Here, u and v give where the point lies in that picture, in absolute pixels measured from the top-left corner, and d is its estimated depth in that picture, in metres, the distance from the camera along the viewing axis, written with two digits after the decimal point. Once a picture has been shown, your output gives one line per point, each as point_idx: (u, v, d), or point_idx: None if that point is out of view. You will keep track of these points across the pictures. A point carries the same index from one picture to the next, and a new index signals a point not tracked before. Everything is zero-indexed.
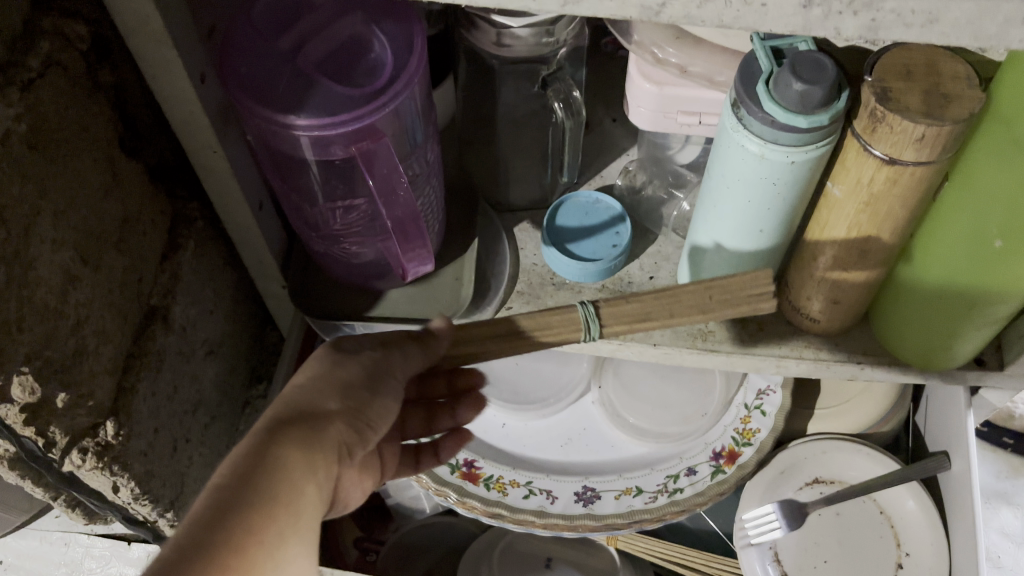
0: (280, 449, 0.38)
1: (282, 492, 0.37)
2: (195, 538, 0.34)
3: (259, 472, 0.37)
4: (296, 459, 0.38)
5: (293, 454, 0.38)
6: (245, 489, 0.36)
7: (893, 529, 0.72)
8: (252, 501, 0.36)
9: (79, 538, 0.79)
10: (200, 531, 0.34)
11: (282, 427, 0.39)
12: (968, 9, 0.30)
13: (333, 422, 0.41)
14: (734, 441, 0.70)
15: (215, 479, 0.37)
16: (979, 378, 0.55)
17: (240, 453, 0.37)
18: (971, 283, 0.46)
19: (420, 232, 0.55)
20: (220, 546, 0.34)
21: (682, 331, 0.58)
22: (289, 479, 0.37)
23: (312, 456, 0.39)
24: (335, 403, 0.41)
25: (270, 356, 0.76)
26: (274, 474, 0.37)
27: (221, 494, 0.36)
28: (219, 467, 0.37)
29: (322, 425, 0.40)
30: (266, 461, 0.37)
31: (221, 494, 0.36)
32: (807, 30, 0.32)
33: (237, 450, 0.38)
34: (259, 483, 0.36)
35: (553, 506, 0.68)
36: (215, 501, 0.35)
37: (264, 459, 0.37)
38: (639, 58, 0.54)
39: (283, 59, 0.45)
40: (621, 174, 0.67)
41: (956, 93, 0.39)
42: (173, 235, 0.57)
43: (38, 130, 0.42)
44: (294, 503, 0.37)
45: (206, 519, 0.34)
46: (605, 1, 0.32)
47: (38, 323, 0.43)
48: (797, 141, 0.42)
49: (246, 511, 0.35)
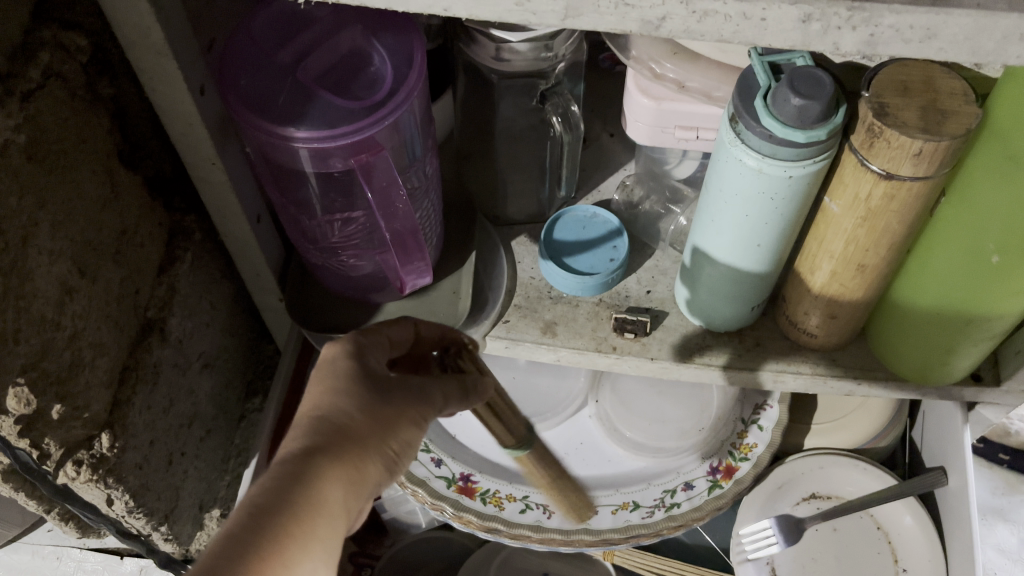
0: (321, 476, 0.38)
1: (320, 521, 0.37)
2: (227, 561, 0.34)
3: (298, 499, 0.37)
4: (336, 488, 0.38)
5: (335, 483, 0.38)
6: (282, 519, 0.36)
7: (890, 544, 0.72)
8: (290, 526, 0.36)
9: (70, 553, 0.78)
10: (231, 547, 0.35)
11: (321, 451, 0.39)
12: (965, 24, 0.31)
13: (369, 451, 0.41)
14: (731, 456, 0.69)
15: (252, 500, 0.36)
16: (976, 394, 0.55)
17: (281, 479, 0.37)
18: (967, 298, 0.46)
19: (419, 244, 0.54)
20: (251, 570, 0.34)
21: (680, 345, 0.58)
22: (327, 508, 0.38)
23: (350, 485, 0.39)
24: (369, 430, 0.41)
25: (266, 369, 0.75)
26: (313, 502, 0.37)
27: (257, 514, 0.36)
28: (256, 487, 0.37)
29: (362, 462, 0.40)
30: (306, 487, 0.37)
31: (257, 518, 0.36)
32: (807, 45, 0.33)
33: (279, 473, 0.37)
34: (295, 510, 0.37)
35: (550, 520, 0.67)
36: (248, 521, 0.35)
37: (304, 485, 0.37)
38: (637, 73, 0.54)
39: (283, 72, 0.45)
40: (619, 188, 0.67)
41: (953, 109, 0.39)
42: (170, 248, 0.57)
43: (38, 141, 0.42)
44: (329, 533, 0.38)
45: (239, 539, 0.35)
46: (606, 15, 0.33)
47: (34, 335, 0.43)
48: (794, 156, 0.42)
49: (281, 542, 0.36)
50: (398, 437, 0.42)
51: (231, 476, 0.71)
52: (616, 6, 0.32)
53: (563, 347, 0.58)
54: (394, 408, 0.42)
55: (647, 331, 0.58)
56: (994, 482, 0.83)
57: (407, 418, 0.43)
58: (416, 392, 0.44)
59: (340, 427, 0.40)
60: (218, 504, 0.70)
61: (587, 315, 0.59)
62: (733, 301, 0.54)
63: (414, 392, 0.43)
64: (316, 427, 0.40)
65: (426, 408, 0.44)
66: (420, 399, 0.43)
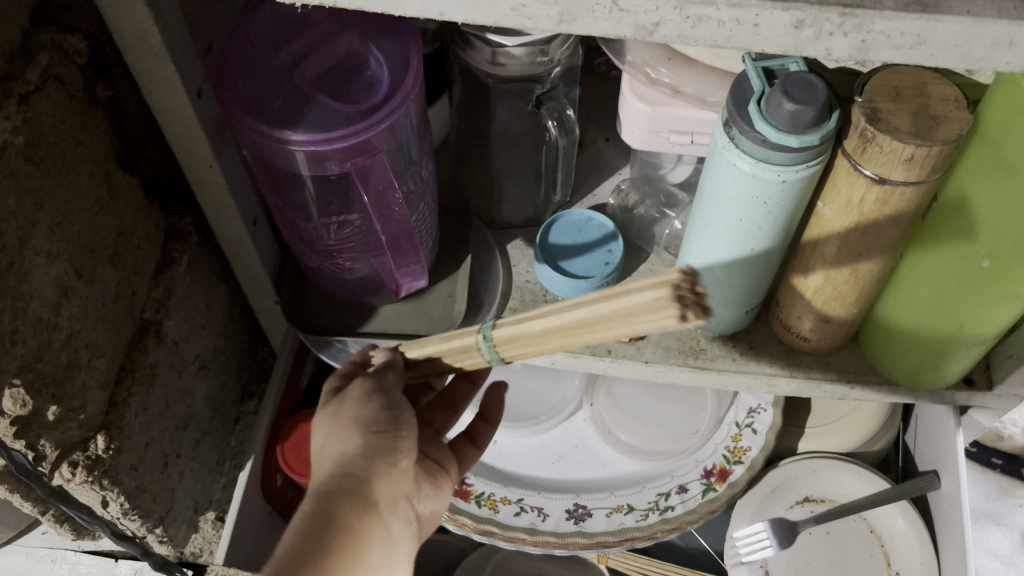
0: (337, 507, 0.41)
1: (347, 544, 0.40)
2: None
3: (314, 532, 0.40)
4: (355, 512, 0.41)
5: (353, 508, 0.41)
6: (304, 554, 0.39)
7: (884, 548, 0.72)
8: (323, 557, 0.39)
9: (65, 555, 0.77)
10: None
11: (334, 485, 0.42)
12: (955, 31, 0.31)
13: (380, 470, 0.43)
14: (725, 459, 0.70)
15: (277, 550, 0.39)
16: (968, 398, 0.56)
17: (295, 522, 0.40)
18: (959, 303, 0.47)
19: (415, 246, 0.55)
20: None
21: (675, 348, 0.58)
22: (350, 532, 0.41)
23: (365, 505, 0.42)
24: (371, 447, 0.43)
25: (261, 372, 0.75)
26: (335, 530, 0.40)
27: (289, 557, 0.39)
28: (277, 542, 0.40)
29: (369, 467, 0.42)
30: (326, 521, 0.40)
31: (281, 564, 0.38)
32: (799, 49, 0.33)
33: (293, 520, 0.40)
34: (320, 545, 0.39)
35: (544, 523, 0.68)
36: (282, 567, 0.38)
37: (322, 526, 0.40)
38: (632, 78, 0.54)
39: (281, 76, 0.45)
40: (614, 192, 0.67)
41: (944, 115, 0.40)
42: (166, 250, 0.57)
43: (36, 143, 0.42)
44: (360, 556, 0.41)
45: None
46: (601, 20, 0.33)
47: (32, 335, 0.43)
48: (787, 161, 0.43)
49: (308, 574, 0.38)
50: (394, 440, 0.44)
51: (226, 479, 0.71)
52: (610, 11, 0.32)
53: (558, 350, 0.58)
54: (374, 413, 0.44)
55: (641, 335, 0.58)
56: (987, 487, 0.84)
57: (389, 420, 0.45)
58: (367, 383, 0.46)
59: (343, 454, 0.43)
60: (213, 507, 0.70)
61: None
62: (729, 305, 0.55)
63: (365, 384, 0.46)
64: (330, 467, 0.43)
65: (385, 389, 0.46)
66: (374, 388, 0.46)
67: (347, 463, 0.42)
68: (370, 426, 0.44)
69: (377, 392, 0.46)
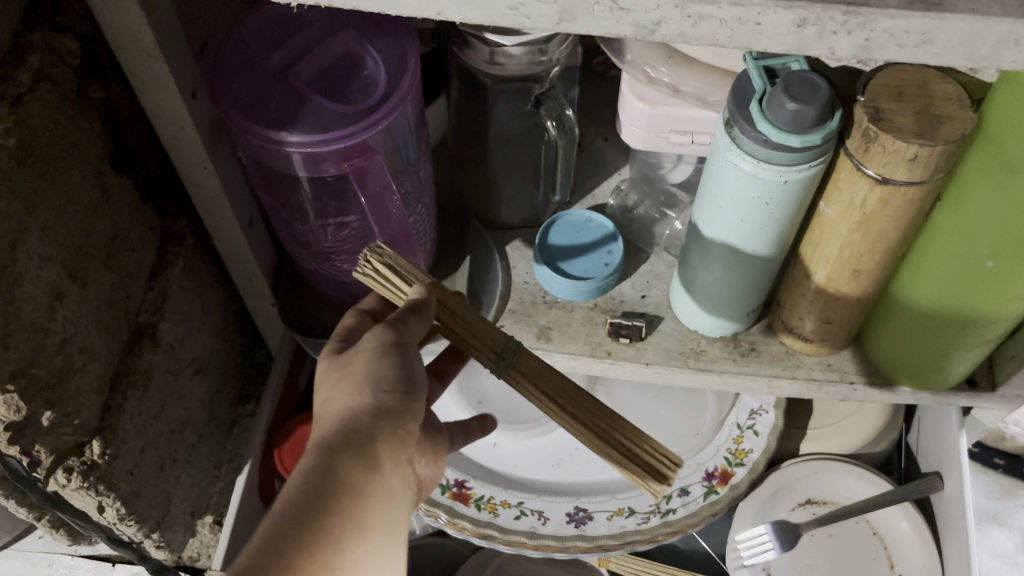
0: (339, 465, 0.38)
1: (349, 506, 0.37)
2: (254, 567, 0.34)
3: (316, 493, 0.37)
4: (359, 472, 0.38)
5: (355, 468, 0.38)
6: (306, 514, 0.36)
7: (887, 550, 0.71)
8: (325, 515, 0.36)
9: (61, 560, 0.77)
10: (262, 559, 0.34)
11: (335, 440, 0.38)
12: (960, 29, 0.31)
13: (386, 430, 0.39)
14: (727, 462, 0.69)
15: (274, 507, 0.36)
16: (971, 400, 0.55)
17: (295, 481, 0.37)
18: (962, 302, 0.46)
19: (413, 248, 0.54)
20: (284, 565, 0.34)
21: (676, 350, 0.57)
22: (353, 493, 0.38)
23: (367, 463, 0.39)
24: (380, 406, 0.39)
25: (259, 374, 0.75)
26: (336, 490, 0.37)
27: (289, 513, 0.36)
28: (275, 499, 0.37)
29: (369, 426, 0.39)
30: (329, 479, 0.37)
31: (280, 522, 0.35)
32: (802, 49, 0.33)
33: (292, 478, 0.37)
34: (321, 504, 0.37)
35: (544, 527, 0.68)
36: (280, 522, 0.35)
37: (325, 484, 0.37)
38: (631, 77, 0.54)
39: (275, 77, 0.45)
40: (614, 193, 0.67)
41: (948, 114, 0.39)
42: (161, 252, 0.56)
43: (26, 145, 0.41)
44: (361, 518, 0.38)
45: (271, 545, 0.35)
46: (600, 19, 0.32)
47: (25, 340, 0.42)
48: (789, 161, 0.42)
49: (307, 534, 0.36)
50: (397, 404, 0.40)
51: (224, 482, 0.71)
52: (610, 10, 0.32)
53: (558, 352, 0.58)
54: (387, 370, 0.40)
55: (642, 336, 0.57)
56: (989, 487, 0.83)
57: (403, 378, 0.41)
58: (385, 335, 0.41)
59: (350, 408, 0.39)
60: (211, 511, 0.70)
61: (581, 320, 0.59)
62: (731, 306, 0.54)
63: (378, 335, 0.41)
64: (333, 421, 0.40)
65: (406, 344, 0.41)
66: (393, 343, 0.41)
67: (352, 419, 0.39)
68: (382, 382, 0.40)
69: (391, 347, 0.41)
